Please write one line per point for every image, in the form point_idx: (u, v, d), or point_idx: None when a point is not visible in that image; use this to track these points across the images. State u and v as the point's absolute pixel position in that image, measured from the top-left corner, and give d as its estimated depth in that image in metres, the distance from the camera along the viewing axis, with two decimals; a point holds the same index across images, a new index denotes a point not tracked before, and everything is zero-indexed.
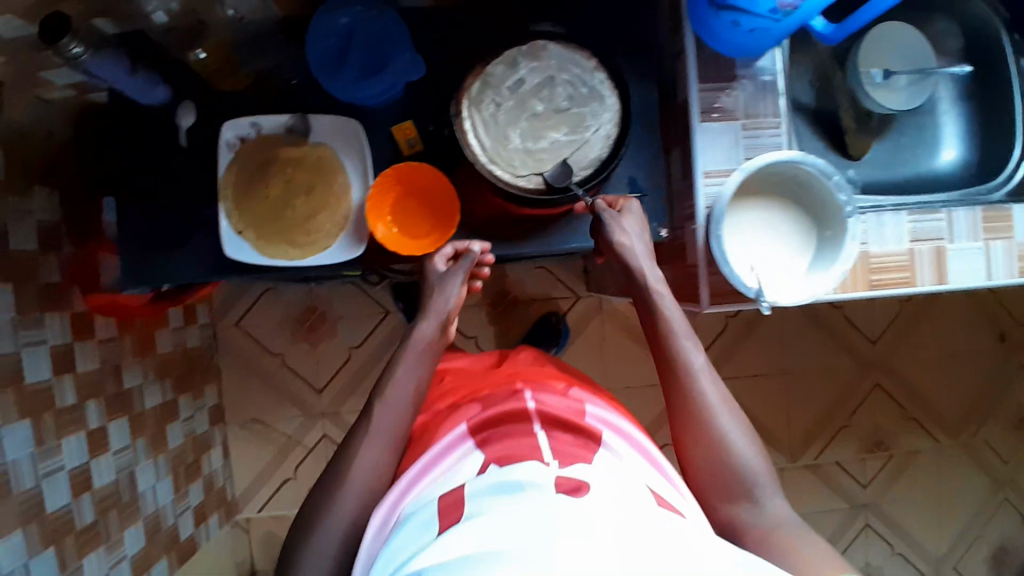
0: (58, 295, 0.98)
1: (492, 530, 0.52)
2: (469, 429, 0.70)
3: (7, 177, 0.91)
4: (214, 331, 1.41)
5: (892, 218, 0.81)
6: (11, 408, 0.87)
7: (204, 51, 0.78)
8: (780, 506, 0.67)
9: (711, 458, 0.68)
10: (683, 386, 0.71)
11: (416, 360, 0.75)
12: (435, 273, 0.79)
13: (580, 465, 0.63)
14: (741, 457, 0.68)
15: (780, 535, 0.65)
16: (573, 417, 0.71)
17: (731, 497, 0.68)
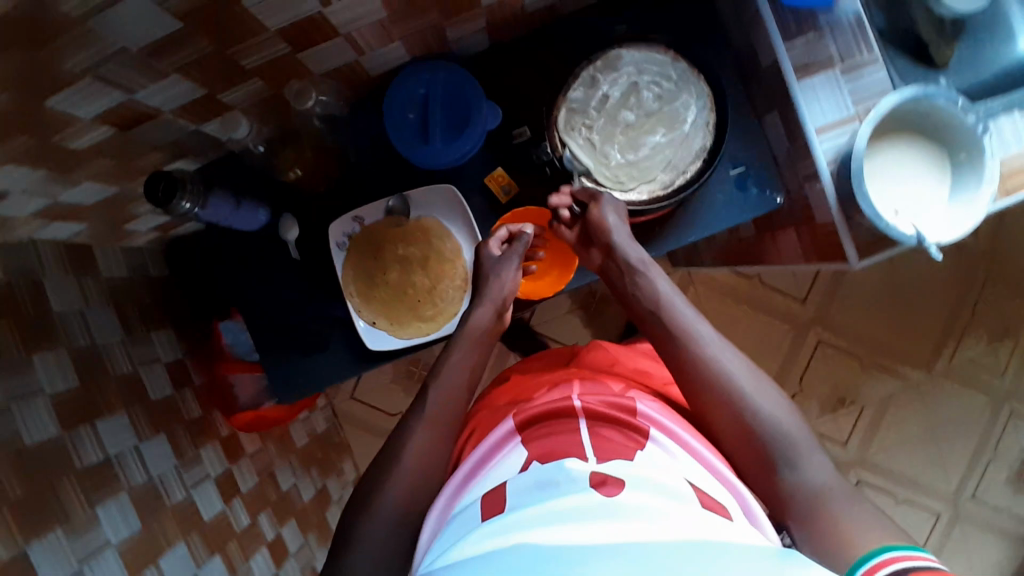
0: (204, 427, 1.00)
1: (520, 532, 0.51)
2: (516, 427, 0.67)
3: (129, 333, 0.92)
4: (331, 409, 1.43)
5: (1008, 120, 0.83)
6: (201, 548, 0.89)
7: (298, 169, 0.79)
8: (821, 476, 0.62)
9: (738, 431, 0.66)
10: (697, 357, 0.68)
11: (473, 347, 0.76)
12: (490, 258, 0.79)
13: (619, 461, 0.60)
14: (771, 425, 0.64)
15: (823, 506, 0.60)
16: (624, 413, 0.67)
17: (769, 466, 0.64)
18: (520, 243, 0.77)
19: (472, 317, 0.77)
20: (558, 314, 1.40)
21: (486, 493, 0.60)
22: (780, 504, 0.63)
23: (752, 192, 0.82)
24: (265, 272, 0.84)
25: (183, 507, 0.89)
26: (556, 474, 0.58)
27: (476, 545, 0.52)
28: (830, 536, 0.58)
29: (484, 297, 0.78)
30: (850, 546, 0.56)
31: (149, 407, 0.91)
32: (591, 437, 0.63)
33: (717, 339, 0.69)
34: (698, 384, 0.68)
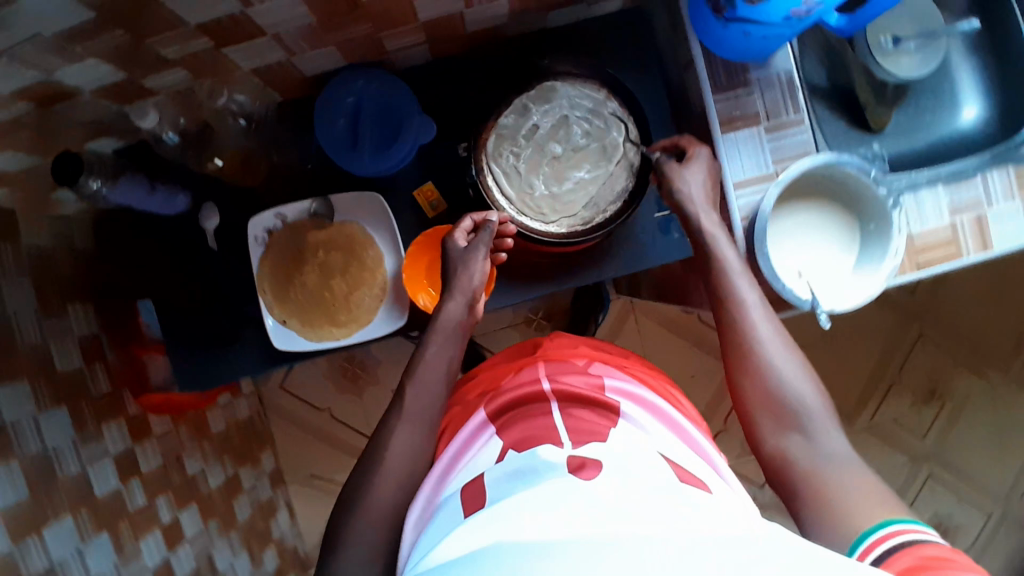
0: (111, 404, 0.99)
1: (491, 531, 0.47)
2: (491, 416, 0.68)
3: (43, 304, 0.91)
4: (259, 398, 1.43)
5: (928, 194, 0.82)
6: (89, 525, 0.88)
7: (221, 160, 0.77)
8: (836, 442, 0.61)
9: (766, 395, 0.65)
10: (740, 324, 0.68)
11: (448, 343, 0.73)
12: (456, 250, 0.75)
13: (593, 444, 0.59)
14: (802, 398, 0.63)
15: (828, 469, 0.59)
16: (593, 393, 0.68)
17: (782, 427, 0.63)
18: (485, 234, 0.72)
19: (445, 310, 0.74)
20: (498, 327, 1.39)
21: (466, 485, 0.59)
22: (777, 467, 0.63)
23: (674, 237, 0.85)
24: (184, 260, 0.83)
25: (76, 482, 0.88)
26: (533, 464, 0.56)
27: (454, 546, 0.47)
28: (835, 505, 0.56)
29: (454, 289, 0.74)
30: (851, 521, 0.54)
31: (54, 379, 0.89)
32: (565, 420, 0.64)
33: (758, 307, 0.68)
34: (738, 357, 0.67)
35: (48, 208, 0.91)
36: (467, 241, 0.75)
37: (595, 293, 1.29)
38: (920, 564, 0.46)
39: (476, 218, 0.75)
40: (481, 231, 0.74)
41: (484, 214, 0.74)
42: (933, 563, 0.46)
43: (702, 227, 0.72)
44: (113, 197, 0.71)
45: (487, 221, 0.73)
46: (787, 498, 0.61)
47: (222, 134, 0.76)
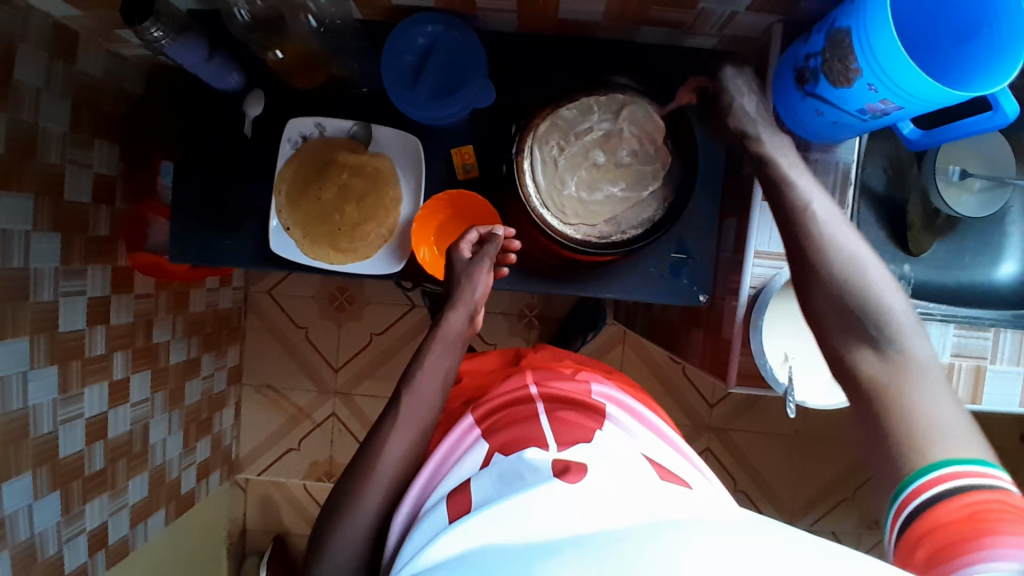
0: (104, 248, 1.00)
1: (487, 531, 0.51)
2: (476, 420, 0.72)
3: (73, 131, 0.92)
4: (244, 294, 1.44)
5: (938, 329, 0.81)
6: (42, 353, 0.89)
7: (282, 51, 0.76)
8: (920, 348, 0.56)
9: (835, 314, 0.59)
10: (811, 250, 0.62)
11: (447, 352, 0.76)
12: (461, 262, 0.78)
13: (580, 445, 0.62)
14: (880, 309, 0.58)
15: (911, 386, 0.54)
16: (580, 395, 0.74)
17: (860, 344, 0.58)
18: (491, 247, 0.77)
19: (447, 321, 0.77)
20: (491, 309, 1.39)
21: (451, 494, 0.60)
22: (854, 389, 0.57)
23: (682, 282, 0.84)
24: (216, 137, 0.84)
25: (45, 309, 0.89)
26: (519, 467, 0.59)
27: (449, 544, 0.51)
28: (910, 426, 0.52)
29: (457, 301, 0.78)
30: (922, 446, 0.51)
31: (59, 205, 0.90)
32: (549, 422, 0.67)
33: (835, 217, 0.63)
34: (807, 267, 0.62)
35: (106, 40, 0.92)
36: (472, 252, 0.79)
37: (592, 310, 1.29)
38: (971, 517, 0.46)
39: (483, 232, 0.79)
40: (487, 244, 0.78)
41: (490, 228, 0.79)
42: (988, 515, 0.46)
43: (765, 138, 0.69)
44: (169, 50, 0.71)
45: (492, 235, 0.78)
46: (858, 419, 0.56)
47: (292, 26, 0.74)
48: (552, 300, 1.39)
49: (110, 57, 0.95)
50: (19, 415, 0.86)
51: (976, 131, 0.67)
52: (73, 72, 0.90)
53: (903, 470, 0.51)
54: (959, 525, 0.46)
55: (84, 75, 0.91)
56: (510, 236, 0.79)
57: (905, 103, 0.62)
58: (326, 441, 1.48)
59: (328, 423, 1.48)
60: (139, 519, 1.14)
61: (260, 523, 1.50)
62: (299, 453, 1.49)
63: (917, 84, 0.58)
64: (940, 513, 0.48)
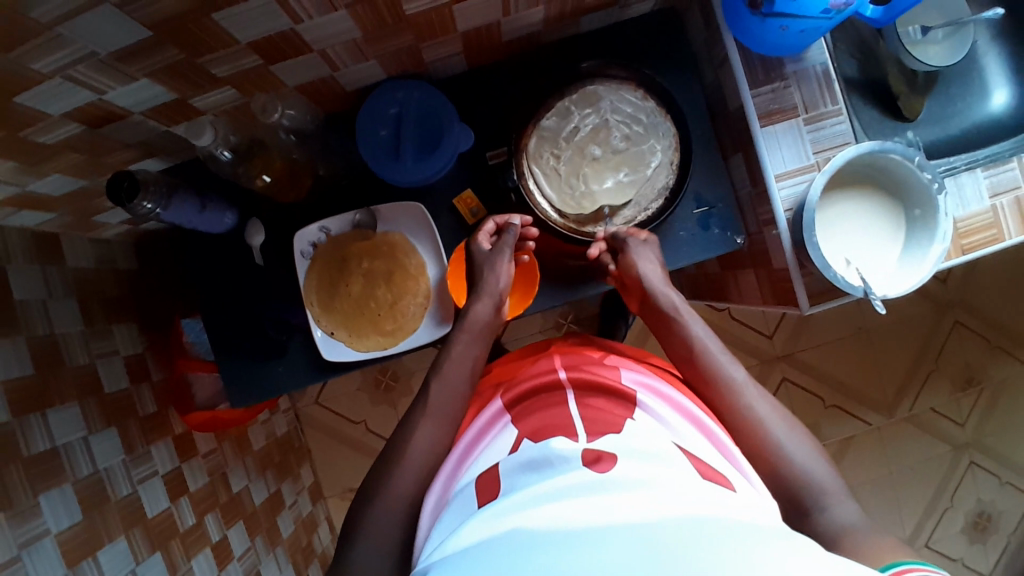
0: (157, 423, 0.99)
1: (516, 515, 0.51)
2: (507, 404, 0.70)
3: (89, 326, 0.92)
4: (295, 412, 1.44)
5: (969, 179, 0.82)
6: (142, 545, 0.87)
7: (270, 174, 0.78)
8: (851, 510, 0.60)
9: (769, 474, 0.64)
10: (738, 416, 0.67)
11: (475, 341, 0.76)
12: (482, 253, 0.80)
13: (610, 435, 0.60)
14: (805, 469, 0.63)
15: (850, 537, 0.58)
16: (612, 382, 0.68)
17: (798, 510, 0.62)
18: (510, 235, 0.78)
19: (471, 311, 0.77)
20: (530, 333, 1.39)
21: (479, 480, 0.60)
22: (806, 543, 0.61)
23: (714, 232, 0.85)
24: (228, 275, 0.84)
25: (129, 502, 0.88)
26: (546, 453, 0.57)
27: (475, 530, 0.51)
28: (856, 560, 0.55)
29: (482, 291, 0.79)
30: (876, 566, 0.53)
31: (103, 400, 0.90)
32: (580, 409, 0.65)
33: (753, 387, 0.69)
34: None
35: (86, 229, 0.92)
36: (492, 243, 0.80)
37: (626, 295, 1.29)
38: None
39: (500, 221, 0.81)
40: (505, 233, 0.79)
41: (507, 218, 0.80)
42: None
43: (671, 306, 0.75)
44: (165, 215, 0.72)
45: (510, 224, 0.79)
46: None
47: (272, 145, 0.77)
48: (584, 302, 1.39)
49: (95, 244, 0.96)
50: None
51: None
52: (68, 271, 0.90)
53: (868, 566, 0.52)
54: None
55: (77, 270, 0.92)
56: (529, 225, 0.79)
57: None
58: None
59: None
60: None
61: None
62: None
63: None
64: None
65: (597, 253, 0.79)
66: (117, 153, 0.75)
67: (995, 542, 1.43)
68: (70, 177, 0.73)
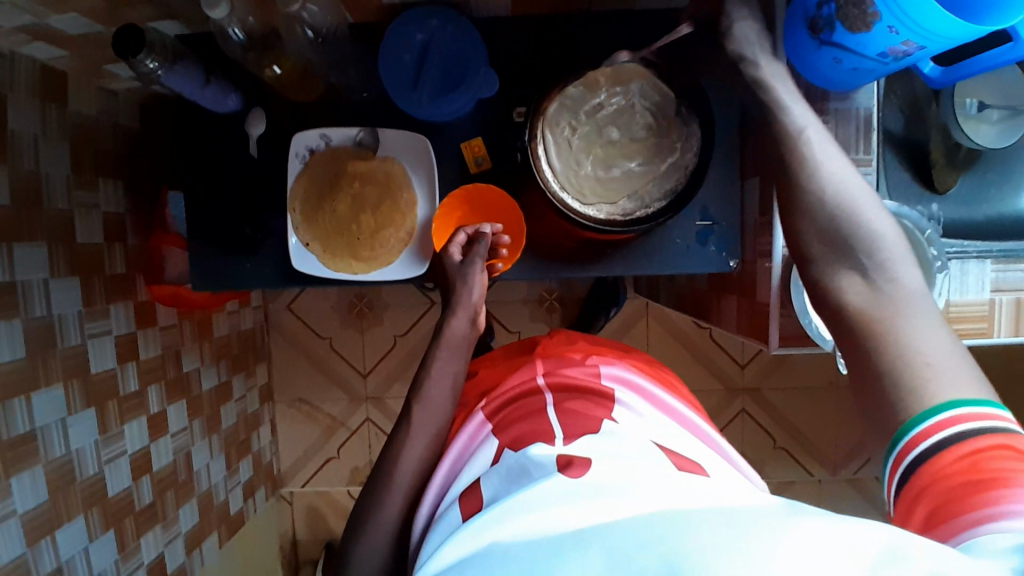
0: (123, 286, 0.99)
1: (494, 530, 0.48)
2: (489, 413, 0.69)
3: (76, 172, 0.91)
4: (264, 312, 1.44)
5: (976, 267, 0.79)
6: (78, 398, 0.88)
7: (279, 67, 0.76)
8: (914, 279, 0.56)
9: (829, 258, 0.60)
10: (811, 191, 0.62)
11: (453, 356, 0.75)
12: (452, 265, 0.78)
13: (588, 435, 0.58)
14: (875, 236, 0.58)
15: (904, 307, 0.54)
16: (589, 382, 0.69)
17: (845, 272, 0.58)
18: (483, 246, 0.77)
19: (448, 327, 0.76)
20: (510, 298, 1.38)
21: (463, 494, 0.58)
22: (840, 317, 0.57)
23: (710, 249, 0.83)
24: (222, 160, 0.83)
25: (75, 353, 0.88)
26: (525, 462, 0.56)
27: (455, 549, 0.48)
28: (905, 359, 0.51)
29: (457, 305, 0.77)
30: (916, 387, 0.49)
31: (74, 248, 0.90)
32: (558, 414, 0.63)
33: (834, 157, 0.63)
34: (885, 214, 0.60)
35: (95, 76, 0.90)
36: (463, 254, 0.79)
37: (613, 287, 1.28)
38: (981, 461, 0.44)
39: (471, 232, 0.79)
40: (477, 244, 0.78)
41: (477, 228, 0.79)
42: (988, 464, 0.44)
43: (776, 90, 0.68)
44: (165, 79, 0.70)
45: (481, 234, 0.78)
46: (857, 394, 0.54)
47: (288, 43, 0.74)
48: (571, 282, 1.38)
49: (102, 92, 0.94)
50: (63, 461, 0.85)
51: (995, 65, 0.65)
52: (67, 112, 0.88)
53: (902, 416, 0.49)
54: (972, 467, 0.44)
55: (77, 114, 0.90)
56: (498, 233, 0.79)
57: (927, 43, 0.60)
58: (365, 449, 1.48)
59: (363, 430, 1.48)
60: (193, 546, 1.14)
61: (309, 535, 1.50)
62: (337, 462, 1.49)
63: (940, 21, 0.56)
64: (948, 460, 0.46)
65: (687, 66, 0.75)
66: (138, 8, 0.72)
67: None
68: (86, 19, 0.71)
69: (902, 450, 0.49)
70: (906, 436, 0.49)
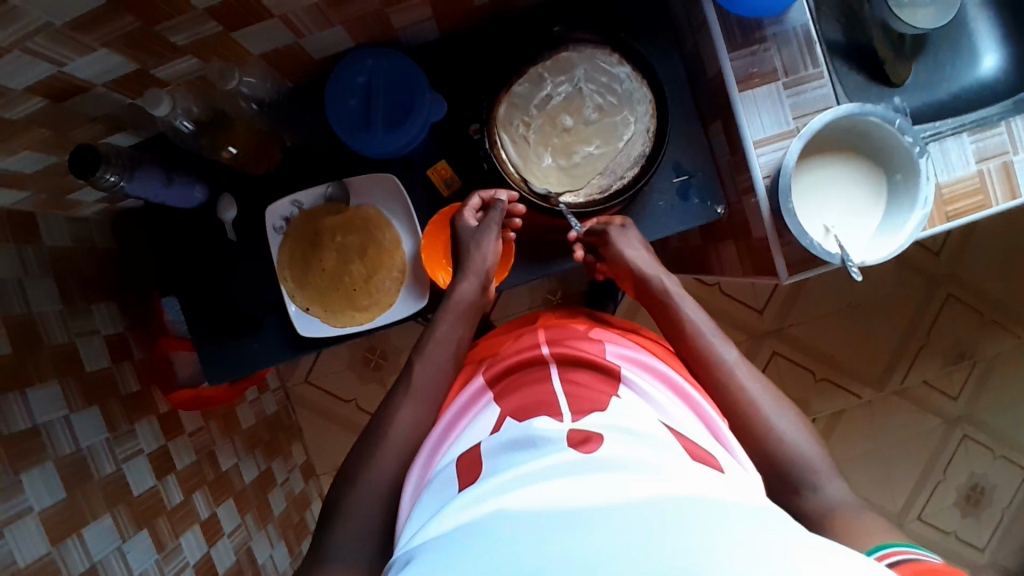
0: (141, 402, 0.99)
1: (496, 499, 0.47)
2: (488, 382, 0.69)
3: (68, 305, 0.91)
4: (285, 391, 1.44)
5: (954, 143, 0.80)
6: (128, 522, 0.88)
7: (234, 145, 0.77)
8: (840, 488, 0.59)
9: (765, 459, 0.63)
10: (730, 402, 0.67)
11: (459, 322, 0.75)
12: (467, 229, 0.79)
13: (595, 414, 0.58)
14: (796, 449, 0.62)
15: (838, 514, 0.57)
16: (595, 356, 0.68)
17: (789, 491, 0.61)
18: (496, 211, 0.77)
19: (458, 290, 0.76)
20: (517, 309, 1.38)
21: (461, 458, 0.58)
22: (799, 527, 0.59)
23: (693, 202, 0.84)
24: (203, 251, 0.84)
25: (113, 480, 0.88)
26: (530, 434, 0.55)
27: (455, 517, 0.47)
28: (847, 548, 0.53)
29: (467, 270, 0.78)
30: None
31: (85, 379, 0.90)
32: (565, 389, 0.63)
33: (743, 367, 0.69)
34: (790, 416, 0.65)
35: (61, 208, 0.92)
36: (477, 219, 0.79)
37: None
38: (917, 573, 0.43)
39: (485, 198, 0.80)
40: (491, 210, 0.78)
41: (492, 193, 0.80)
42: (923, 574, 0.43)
43: (665, 289, 0.77)
44: (130, 188, 0.71)
45: (495, 199, 0.78)
46: None
47: (234, 116, 0.77)
48: (570, 276, 1.38)
49: (73, 222, 0.95)
50: None
51: None
52: (44, 249, 0.89)
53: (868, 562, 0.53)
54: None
55: (54, 248, 0.91)
56: (514, 201, 0.79)
57: None
58: None
59: None
60: None
61: None
62: None
63: None
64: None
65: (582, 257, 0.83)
66: (85, 129, 0.73)
67: (989, 516, 1.42)
68: (38, 154, 0.72)
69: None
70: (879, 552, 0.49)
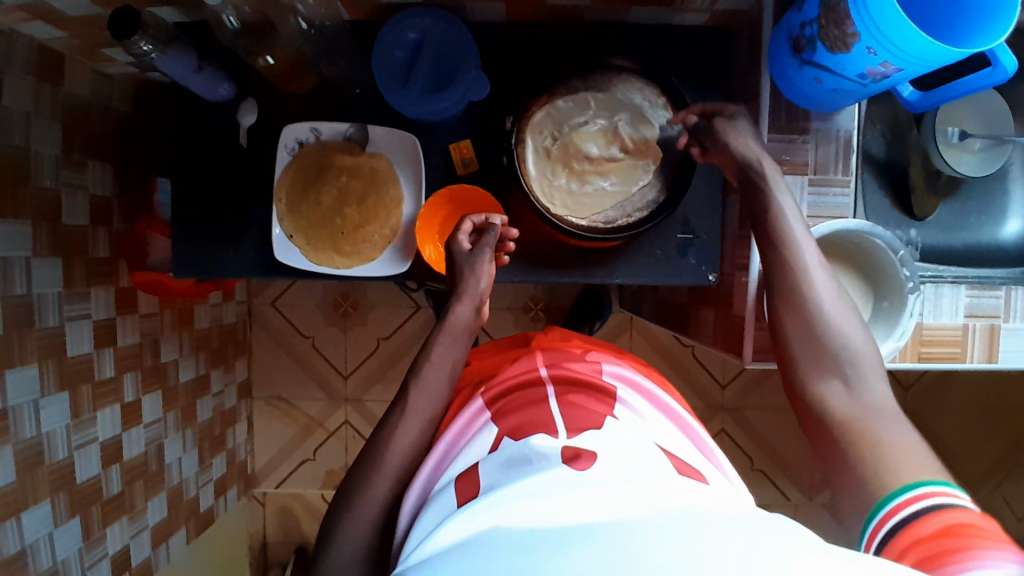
0: (104, 271, 0.99)
1: (497, 517, 0.47)
2: (487, 401, 0.69)
3: (67, 154, 0.91)
4: (248, 306, 1.44)
5: (950, 291, 0.80)
6: (52, 380, 0.87)
7: (273, 57, 0.76)
8: (880, 390, 0.62)
9: (809, 350, 0.65)
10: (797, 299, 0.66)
11: (455, 342, 0.75)
12: (461, 254, 0.78)
13: (589, 432, 0.58)
14: (848, 349, 0.64)
15: (870, 419, 0.60)
16: (591, 377, 0.69)
17: (821, 380, 0.64)
18: (491, 236, 0.78)
19: (453, 314, 0.76)
20: (496, 305, 1.38)
21: (460, 475, 0.58)
22: (817, 420, 0.63)
23: (690, 261, 0.84)
24: (211, 148, 0.84)
25: (52, 334, 0.88)
26: (527, 452, 0.56)
27: (454, 531, 0.47)
28: (879, 456, 0.57)
29: (461, 294, 0.77)
30: (891, 468, 0.56)
31: (59, 228, 0.90)
32: (560, 406, 0.63)
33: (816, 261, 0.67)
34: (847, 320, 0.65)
35: (90, 59, 0.91)
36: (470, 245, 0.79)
37: (598, 299, 1.28)
38: (952, 527, 0.48)
39: (477, 222, 0.80)
40: (486, 234, 0.78)
41: (484, 217, 0.79)
42: (958, 529, 0.47)
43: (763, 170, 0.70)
44: (157, 61, 0.71)
45: (490, 224, 0.78)
46: (826, 458, 0.62)
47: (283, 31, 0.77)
48: (557, 290, 1.38)
49: (98, 76, 0.95)
50: (33, 442, 0.84)
51: (973, 89, 0.66)
52: (62, 92, 0.89)
53: None
54: (939, 537, 0.48)
55: (72, 95, 0.91)
56: (507, 228, 0.80)
57: (905, 65, 0.61)
58: (339, 450, 1.47)
59: (341, 431, 1.47)
60: (160, 538, 1.13)
61: (280, 536, 1.49)
62: (314, 463, 1.48)
63: (917, 43, 0.58)
64: (922, 526, 0.50)
65: (683, 145, 0.77)
66: None
67: None
68: (82, 1, 0.72)
69: (881, 520, 0.53)
70: (885, 506, 0.54)
